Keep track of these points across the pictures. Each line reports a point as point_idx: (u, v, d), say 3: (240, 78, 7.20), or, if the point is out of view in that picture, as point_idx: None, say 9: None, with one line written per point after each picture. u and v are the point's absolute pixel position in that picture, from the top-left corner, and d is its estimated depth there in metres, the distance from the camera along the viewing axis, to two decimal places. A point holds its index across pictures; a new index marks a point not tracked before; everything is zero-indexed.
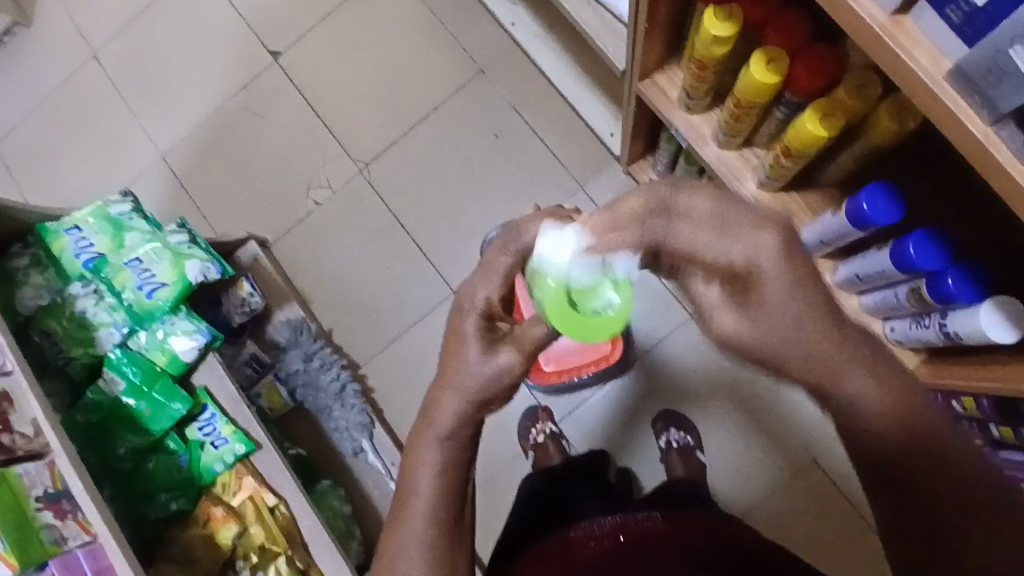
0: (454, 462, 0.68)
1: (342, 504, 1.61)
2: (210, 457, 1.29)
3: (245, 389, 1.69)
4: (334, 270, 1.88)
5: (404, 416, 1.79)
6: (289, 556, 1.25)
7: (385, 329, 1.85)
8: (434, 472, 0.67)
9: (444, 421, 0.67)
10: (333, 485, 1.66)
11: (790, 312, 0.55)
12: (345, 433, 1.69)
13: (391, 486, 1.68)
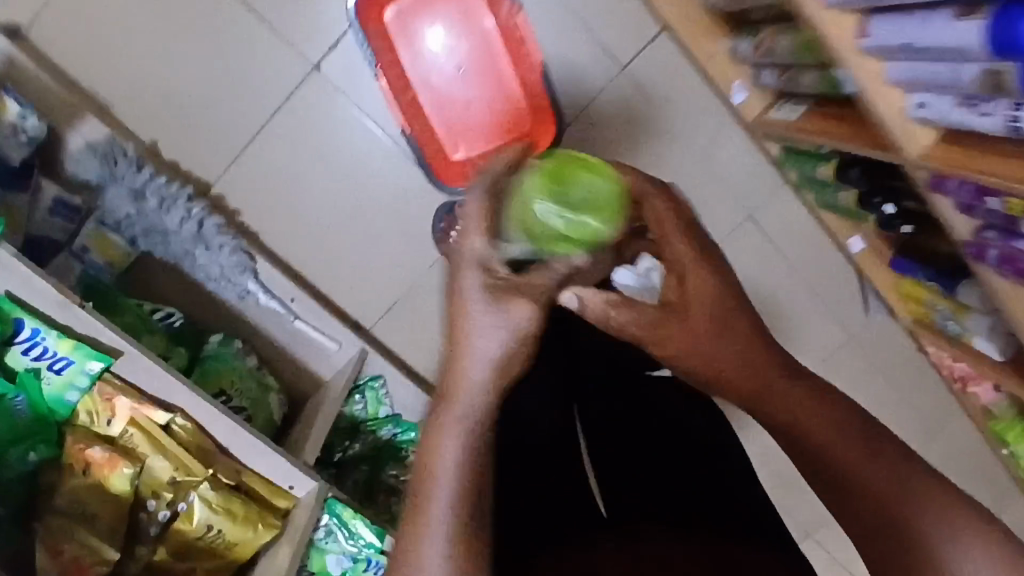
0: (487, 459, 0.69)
1: (243, 360, 1.36)
2: (56, 385, 0.95)
3: (64, 246, 1.27)
4: (134, 60, 1.36)
5: (288, 241, 1.49)
6: (212, 478, 1.00)
7: (231, 133, 1.43)
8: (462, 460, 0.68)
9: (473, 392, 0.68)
10: (226, 339, 1.38)
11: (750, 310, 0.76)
12: (221, 281, 1.36)
13: (297, 324, 1.44)
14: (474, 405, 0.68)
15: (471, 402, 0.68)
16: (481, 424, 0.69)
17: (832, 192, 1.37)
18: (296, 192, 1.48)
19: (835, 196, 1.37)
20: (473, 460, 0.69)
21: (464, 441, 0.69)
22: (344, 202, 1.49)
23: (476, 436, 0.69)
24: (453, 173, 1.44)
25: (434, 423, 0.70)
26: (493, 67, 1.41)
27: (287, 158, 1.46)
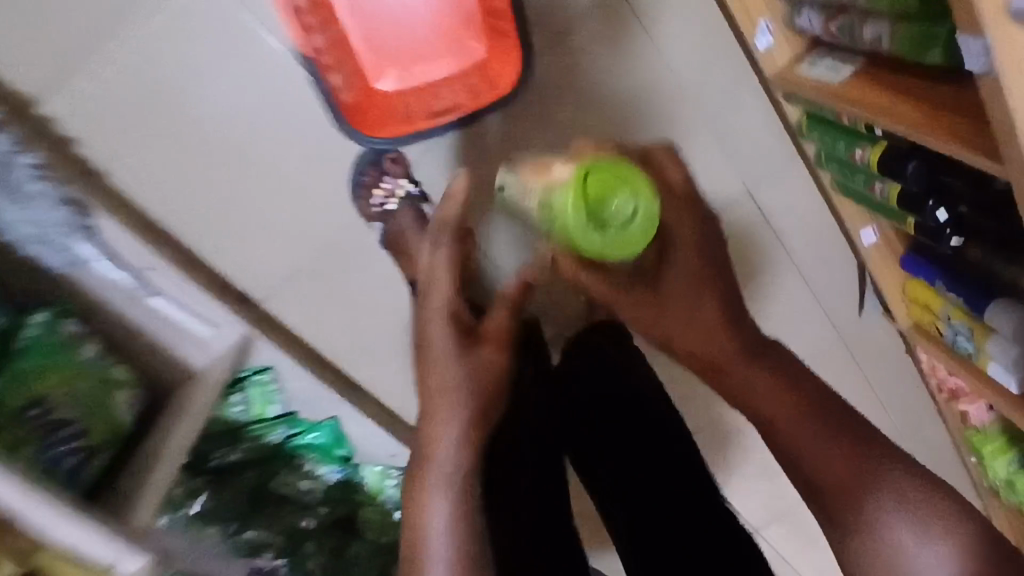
0: (466, 440, 0.84)
1: (87, 347, 0.99)
2: None
3: None
4: None
5: (143, 179, 1.12)
6: None
7: (64, 13, 1.02)
8: (455, 446, 0.83)
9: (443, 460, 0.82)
10: (60, 313, 0.98)
11: (699, 296, 0.79)
12: (40, 242, 0.97)
13: (154, 301, 1.10)
14: (449, 387, 0.85)
15: (443, 387, 0.85)
16: (472, 400, 0.85)
17: (867, 180, 1.05)
18: (161, 120, 1.10)
19: (868, 186, 1.05)
20: (479, 425, 0.85)
21: (465, 412, 0.84)
22: (233, 137, 1.14)
23: (465, 438, 0.84)
24: (370, 110, 1.08)
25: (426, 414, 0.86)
26: None
27: (157, 62, 1.08)
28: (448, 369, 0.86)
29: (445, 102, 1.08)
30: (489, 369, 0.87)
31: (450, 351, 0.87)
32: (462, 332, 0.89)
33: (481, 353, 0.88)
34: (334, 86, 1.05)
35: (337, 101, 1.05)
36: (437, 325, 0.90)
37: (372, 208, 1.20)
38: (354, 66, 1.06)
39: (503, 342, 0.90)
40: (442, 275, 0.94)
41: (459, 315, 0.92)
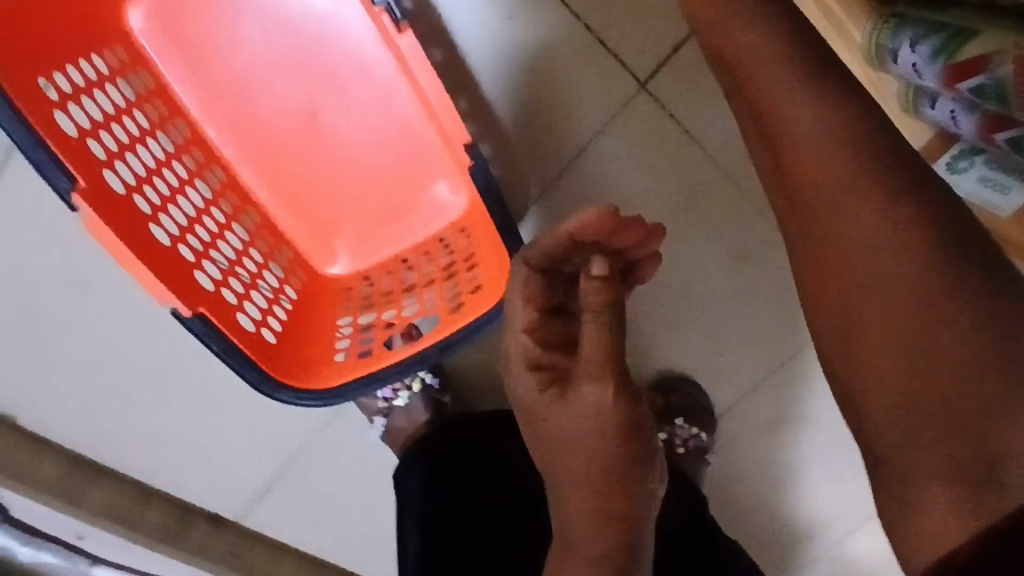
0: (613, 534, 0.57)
1: None
2: None
3: None
4: None
5: (52, 424, 0.88)
6: None
7: None
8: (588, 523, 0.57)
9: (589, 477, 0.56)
10: None
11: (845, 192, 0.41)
12: None
13: (98, 567, 0.92)
14: (579, 434, 0.55)
15: (571, 429, 0.55)
16: (589, 464, 0.56)
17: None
18: (56, 346, 0.83)
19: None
20: (606, 479, 0.56)
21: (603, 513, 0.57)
22: (138, 356, 0.84)
23: (592, 466, 0.56)
24: (327, 302, 0.76)
25: (554, 458, 0.58)
26: (377, 103, 0.69)
27: (23, 291, 0.80)
28: (564, 410, 0.55)
29: (417, 282, 0.75)
30: (601, 349, 0.53)
31: (556, 402, 0.56)
32: (561, 372, 0.57)
33: (589, 383, 0.54)
34: (272, 293, 0.70)
35: (276, 325, 0.69)
36: (530, 378, 0.57)
37: (376, 404, 0.88)
38: (292, 247, 0.75)
39: (612, 306, 0.53)
40: (515, 305, 0.57)
41: (554, 327, 0.58)
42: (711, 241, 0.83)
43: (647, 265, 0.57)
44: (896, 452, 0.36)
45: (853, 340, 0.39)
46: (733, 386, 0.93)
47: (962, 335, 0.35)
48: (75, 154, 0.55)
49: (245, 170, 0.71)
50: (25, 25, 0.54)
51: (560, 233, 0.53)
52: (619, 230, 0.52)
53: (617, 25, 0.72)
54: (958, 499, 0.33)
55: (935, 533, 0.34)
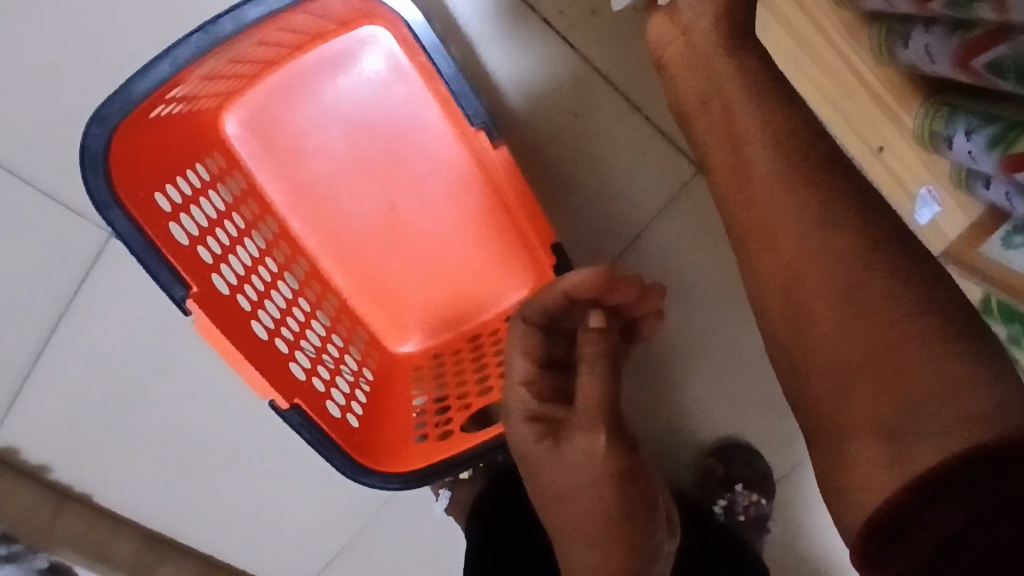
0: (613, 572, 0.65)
1: None
2: None
3: None
4: None
5: (131, 503, 0.91)
6: None
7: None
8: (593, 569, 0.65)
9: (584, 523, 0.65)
10: None
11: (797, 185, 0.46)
12: None
13: None
14: (575, 480, 0.64)
15: (568, 476, 0.64)
16: (589, 507, 0.65)
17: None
18: (136, 425, 0.87)
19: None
20: (606, 528, 0.64)
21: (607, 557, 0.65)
22: (218, 435, 0.88)
23: (591, 509, 0.65)
24: (400, 382, 0.78)
25: (552, 506, 0.66)
26: (452, 196, 0.74)
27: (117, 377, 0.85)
28: (560, 458, 0.64)
29: (488, 369, 0.75)
30: (595, 394, 0.65)
31: (552, 452, 0.65)
32: (553, 423, 0.67)
33: (584, 431, 0.64)
34: (353, 378, 0.73)
35: (358, 409, 0.72)
36: (528, 429, 0.66)
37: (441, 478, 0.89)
38: (367, 330, 0.78)
39: (604, 353, 0.67)
40: (517, 357, 0.68)
41: (552, 381, 0.69)
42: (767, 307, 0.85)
43: (646, 320, 0.72)
44: (843, 418, 0.42)
45: (805, 351, 0.44)
46: (792, 452, 0.92)
47: (897, 313, 0.41)
48: (186, 261, 0.59)
49: (326, 259, 0.75)
50: (145, 144, 0.59)
51: (557, 291, 0.65)
52: (615, 287, 0.65)
53: (674, 112, 0.76)
54: (885, 463, 0.39)
55: (870, 484, 0.40)
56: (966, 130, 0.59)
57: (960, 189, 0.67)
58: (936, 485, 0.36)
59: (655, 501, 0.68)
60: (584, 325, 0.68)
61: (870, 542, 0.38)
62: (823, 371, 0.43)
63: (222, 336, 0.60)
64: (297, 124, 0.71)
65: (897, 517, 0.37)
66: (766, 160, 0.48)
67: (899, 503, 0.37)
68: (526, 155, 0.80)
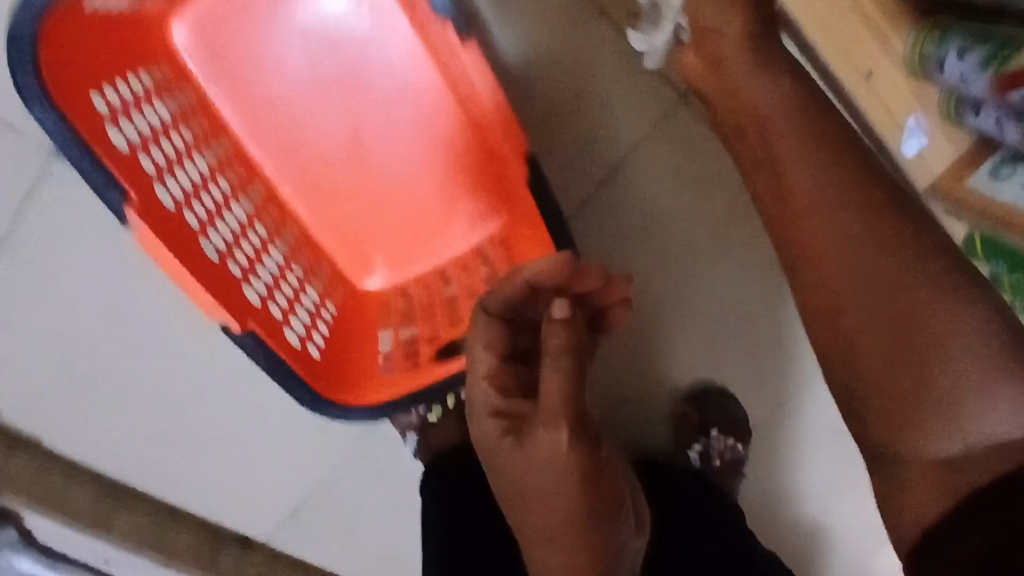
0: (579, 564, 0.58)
1: None
2: None
3: None
4: None
5: (90, 451, 0.86)
6: None
7: None
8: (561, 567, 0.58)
9: (552, 526, 0.56)
10: None
11: (810, 183, 0.50)
12: None
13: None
14: (540, 480, 0.54)
15: (530, 471, 0.54)
16: (552, 505, 0.55)
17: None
18: (92, 367, 0.83)
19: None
20: (570, 527, 0.56)
21: (576, 554, 0.57)
22: (185, 379, 0.84)
23: (555, 510, 0.55)
24: (367, 318, 0.74)
25: (521, 505, 0.57)
26: (420, 118, 0.70)
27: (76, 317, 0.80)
28: (524, 451, 0.54)
29: (460, 303, 0.72)
30: (560, 390, 0.52)
31: (517, 447, 0.54)
32: (518, 418, 0.57)
33: (546, 423, 0.52)
34: (315, 310, 0.69)
35: (319, 340, 0.68)
36: (490, 426, 0.56)
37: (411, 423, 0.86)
38: (331, 264, 0.74)
39: (572, 350, 0.52)
40: (479, 351, 0.58)
41: (515, 373, 0.58)
42: (752, 248, 0.82)
43: (616, 309, 0.60)
44: (876, 430, 0.48)
45: (861, 392, 0.48)
46: (773, 399, 0.90)
47: (933, 319, 0.46)
48: (126, 169, 0.56)
49: (286, 186, 0.71)
50: (75, 39, 0.54)
51: (521, 281, 0.55)
52: (580, 273, 0.54)
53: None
54: (936, 483, 0.45)
55: (919, 506, 0.45)
56: (959, 50, 0.51)
57: (950, 117, 0.56)
58: (967, 513, 0.41)
59: (623, 491, 0.60)
60: (548, 318, 0.54)
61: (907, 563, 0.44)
62: (877, 408, 0.47)
63: (165, 251, 0.56)
64: (253, 34, 0.66)
65: (937, 539, 0.42)
66: (805, 182, 0.49)
67: (943, 526, 0.42)
68: (513, 86, 0.78)
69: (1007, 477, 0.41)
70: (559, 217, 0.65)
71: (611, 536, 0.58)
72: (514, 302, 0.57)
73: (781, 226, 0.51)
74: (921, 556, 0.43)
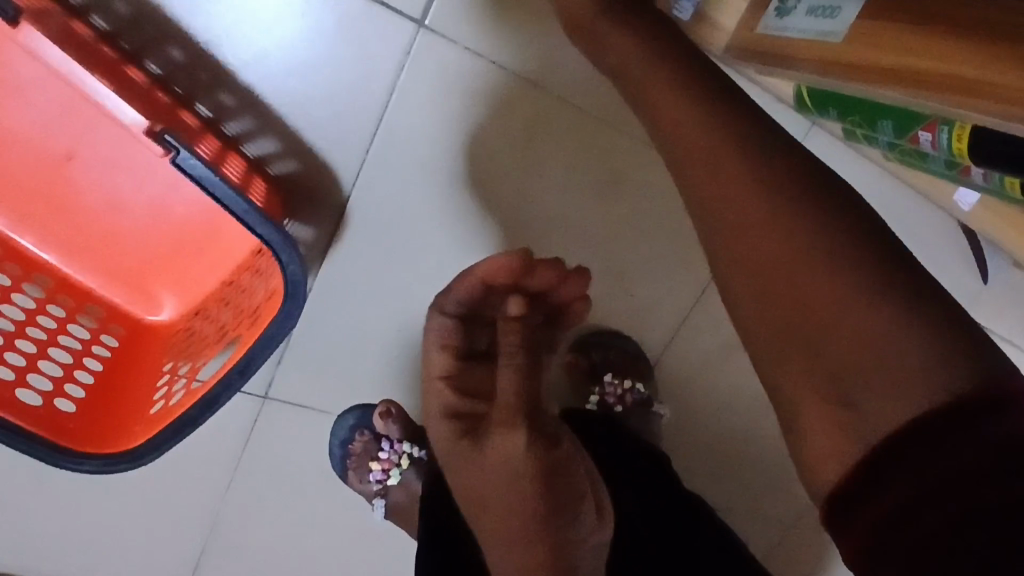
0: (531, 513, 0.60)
1: None
2: None
3: None
4: None
5: None
6: None
7: None
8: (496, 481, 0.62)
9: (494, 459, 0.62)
10: None
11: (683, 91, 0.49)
12: None
13: None
14: (500, 461, 0.61)
15: (493, 476, 0.62)
16: (506, 489, 0.61)
17: (897, 130, 0.60)
18: None
19: (903, 139, 0.61)
20: (518, 491, 0.61)
21: (525, 484, 0.61)
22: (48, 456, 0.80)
23: (513, 512, 0.61)
24: (149, 351, 0.70)
25: (461, 459, 0.64)
26: (123, 137, 0.61)
27: None
28: (480, 455, 0.63)
29: (240, 311, 0.69)
30: (514, 386, 0.64)
31: (471, 450, 0.64)
32: (473, 418, 0.66)
33: (502, 430, 0.62)
34: (74, 357, 0.67)
35: (79, 390, 0.66)
36: (445, 428, 0.66)
37: (370, 488, 0.85)
38: (102, 302, 0.69)
39: (525, 344, 0.65)
40: (433, 351, 0.69)
41: (466, 371, 0.68)
42: (599, 208, 0.81)
43: (576, 307, 0.71)
44: (765, 333, 0.42)
45: (790, 313, 0.41)
46: (661, 327, 0.87)
47: (807, 239, 0.41)
48: None
49: (26, 237, 0.65)
50: None
51: (472, 279, 0.66)
52: (533, 272, 0.67)
53: (526, 48, 0.73)
54: (827, 405, 0.39)
55: (823, 461, 0.39)
56: None
57: None
58: (876, 465, 0.36)
59: (582, 491, 0.64)
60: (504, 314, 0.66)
61: (829, 508, 0.38)
62: (757, 298, 0.43)
63: None
64: None
65: (855, 486, 0.37)
66: (699, 121, 0.47)
67: (847, 476, 0.37)
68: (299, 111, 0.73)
69: (899, 431, 0.36)
70: (265, 217, 0.54)
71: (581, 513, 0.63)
72: (469, 300, 0.68)
73: (672, 141, 0.49)
74: (834, 511, 0.38)
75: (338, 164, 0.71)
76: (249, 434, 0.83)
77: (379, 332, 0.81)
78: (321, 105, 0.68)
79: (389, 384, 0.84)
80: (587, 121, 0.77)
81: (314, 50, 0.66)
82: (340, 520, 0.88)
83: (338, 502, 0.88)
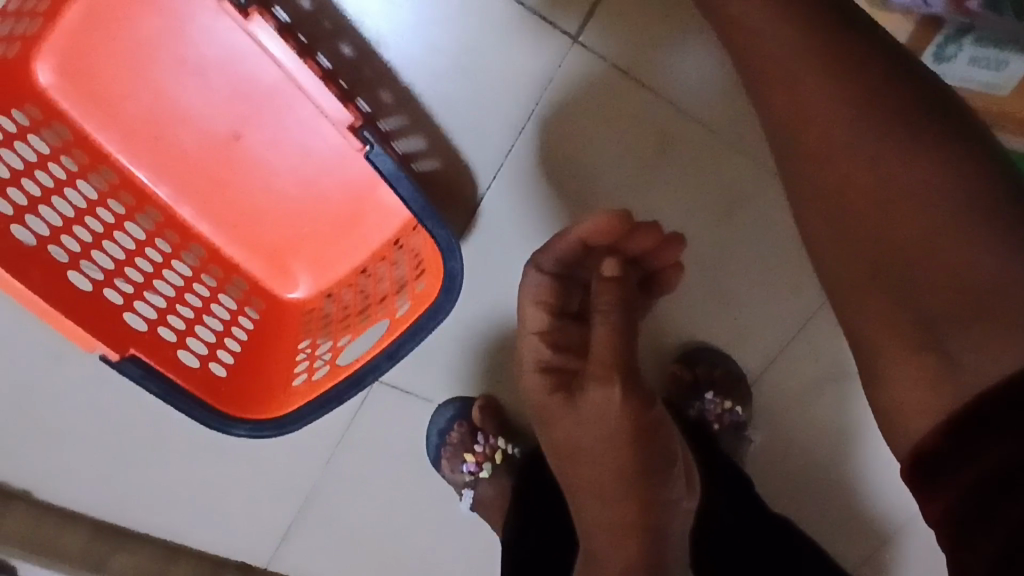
0: (625, 467, 0.61)
1: None
2: None
3: None
4: None
5: (81, 496, 0.86)
6: None
7: None
8: (597, 437, 0.61)
9: (587, 412, 0.61)
10: None
11: (773, 34, 0.47)
12: None
13: None
14: (595, 417, 0.60)
15: (584, 432, 0.61)
16: (602, 445, 0.61)
17: None
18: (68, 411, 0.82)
19: None
20: (610, 448, 0.61)
21: (619, 442, 0.60)
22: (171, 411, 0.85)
23: (607, 464, 0.61)
24: (288, 328, 0.74)
25: (552, 410, 0.64)
26: (299, 126, 0.65)
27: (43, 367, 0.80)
28: (572, 410, 0.62)
29: (371, 296, 0.71)
30: (608, 347, 0.59)
31: (564, 405, 0.63)
32: (566, 375, 0.66)
33: (597, 387, 0.60)
34: (224, 326, 0.70)
35: (228, 358, 0.69)
36: (540, 382, 0.66)
37: (462, 477, 0.88)
38: (246, 276, 0.73)
39: (621, 301, 0.61)
40: (529, 308, 0.68)
41: (562, 329, 0.67)
42: (718, 229, 0.82)
43: (668, 273, 0.69)
44: (845, 274, 0.43)
45: (890, 248, 0.42)
46: (761, 350, 0.89)
47: (925, 185, 0.41)
48: (19, 248, 0.58)
49: (187, 209, 0.70)
50: None
51: (571, 238, 0.63)
52: (633, 233, 0.64)
53: (668, 69, 0.74)
54: (915, 350, 0.40)
55: (912, 407, 0.40)
56: None
57: None
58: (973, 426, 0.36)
59: (673, 452, 0.64)
60: (599, 275, 0.63)
61: (913, 469, 0.38)
62: (837, 228, 0.44)
63: (44, 292, 0.57)
64: (132, 60, 0.63)
65: (940, 451, 0.37)
66: (796, 62, 0.45)
67: (936, 438, 0.38)
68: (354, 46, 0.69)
69: (991, 387, 0.37)
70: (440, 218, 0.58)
71: (670, 471, 0.63)
72: (566, 260, 0.66)
73: (760, 68, 0.47)
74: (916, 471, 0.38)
75: (478, 166, 0.74)
76: (356, 415, 0.87)
77: (489, 329, 0.84)
78: (473, 111, 0.72)
79: (491, 379, 0.87)
80: (718, 145, 0.78)
81: (470, 57, 0.69)
82: (428, 503, 0.91)
83: (429, 487, 0.91)
